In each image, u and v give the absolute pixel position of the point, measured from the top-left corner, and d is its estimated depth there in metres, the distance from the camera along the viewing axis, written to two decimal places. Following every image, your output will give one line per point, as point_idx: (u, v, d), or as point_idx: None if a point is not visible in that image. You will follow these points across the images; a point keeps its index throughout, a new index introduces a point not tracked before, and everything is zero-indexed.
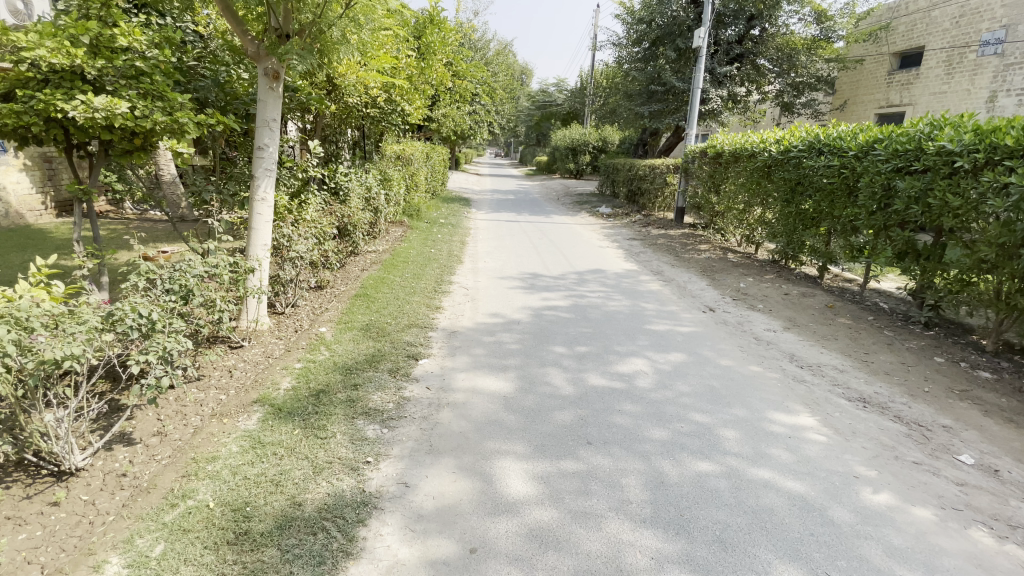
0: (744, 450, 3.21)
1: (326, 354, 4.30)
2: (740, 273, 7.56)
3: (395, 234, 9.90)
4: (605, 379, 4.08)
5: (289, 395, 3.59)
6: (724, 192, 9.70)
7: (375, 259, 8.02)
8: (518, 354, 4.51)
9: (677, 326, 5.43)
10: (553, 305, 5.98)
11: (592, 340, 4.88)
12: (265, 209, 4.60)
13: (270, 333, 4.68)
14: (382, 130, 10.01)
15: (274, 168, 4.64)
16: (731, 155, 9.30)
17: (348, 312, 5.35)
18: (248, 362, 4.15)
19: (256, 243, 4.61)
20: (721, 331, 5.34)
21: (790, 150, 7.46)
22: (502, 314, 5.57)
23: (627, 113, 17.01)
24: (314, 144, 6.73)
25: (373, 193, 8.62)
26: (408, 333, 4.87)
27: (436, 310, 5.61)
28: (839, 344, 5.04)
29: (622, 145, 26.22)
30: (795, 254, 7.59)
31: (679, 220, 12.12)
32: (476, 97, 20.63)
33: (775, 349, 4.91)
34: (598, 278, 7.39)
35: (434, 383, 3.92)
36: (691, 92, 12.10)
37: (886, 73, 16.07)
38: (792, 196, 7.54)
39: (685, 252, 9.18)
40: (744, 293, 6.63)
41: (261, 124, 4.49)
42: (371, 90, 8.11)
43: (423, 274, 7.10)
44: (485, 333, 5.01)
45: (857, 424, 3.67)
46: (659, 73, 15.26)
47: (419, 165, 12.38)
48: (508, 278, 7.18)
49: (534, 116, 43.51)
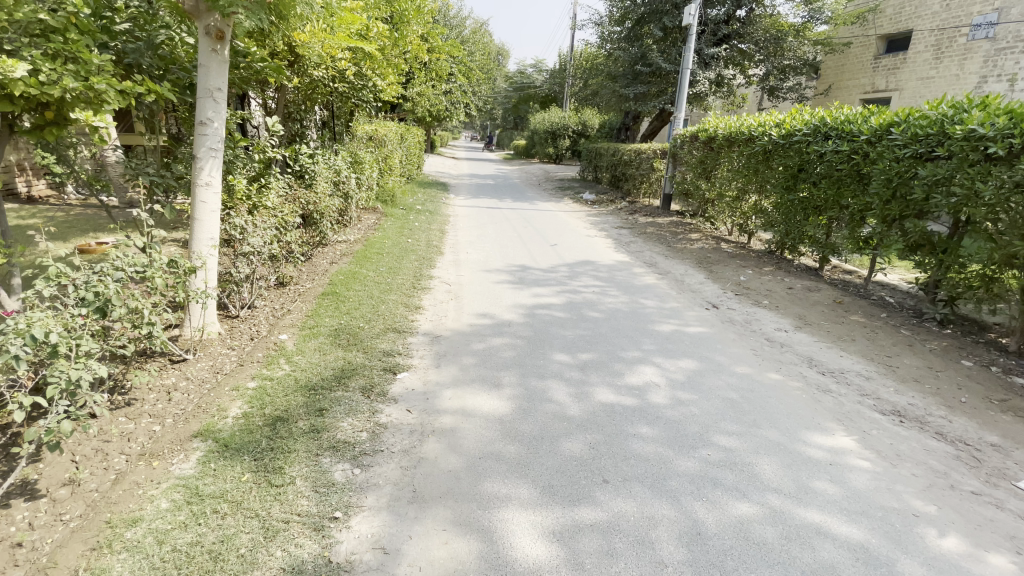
0: (785, 484, 2.76)
1: (286, 368, 3.65)
2: (738, 265, 7.14)
3: (368, 222, 9.17)
4: (613, 394, 3.56)
5: (238, 425, 2.95)
6: (718, 179, 9.26)
7: (346, 251, 7.30)
8: (512, 364, 3.94)
9: (682, 327, 4.94)
10: (546, 303, 5.42)
11: (593, 345, 4.35)
12: (210, 196, 3.88)
13: (221, 343, 4.00)
14: (352, 108, 9.21)
15: (221, 147, 3.90)
16: (724, 139, 8.85)
17: (314, 314, 4.69)
18: (191, 381, 3.49)
19: (199, 238, 3.89)
20: (731, 332, 4.88)
21: (792, 133, 7.02)
22: (490, 314, 5.00)
23: (610, 94, 16.45)
24: (273, 120, 5.94)
25: (342, 178, 7.85)
26: (383, 339, 4.25)
27: (415, 310, 4.99)
28: (857, 346, 4.64)
29: (603, 129, 25.66)
30: (794, 245, 7.21)
31: (666, 207, 11.70)
32: (453, 76, 19.71)
33: (791, 353, 4.47)
34: (590, 270, 6.85)
35: (417, 405, 3.32)
36: (680, 74, 11.55)
37: (872, 58, 15.90)
38: (791, 183, 7.12)
39: (677, 242, 8.73)
40: (746, 287, 6.20)
41: (202, 94, 3.73)
42: (339, 62, 7.38)
43: (399, 268, 6.43)
44: (472, 338, 4.43)
45: (899, 446, 3.26)
46: (645, 53, 14.70)
47: (393, 147, 11.56)
48: (493, 271, 6.59)
49: (512, 98, 42.54)
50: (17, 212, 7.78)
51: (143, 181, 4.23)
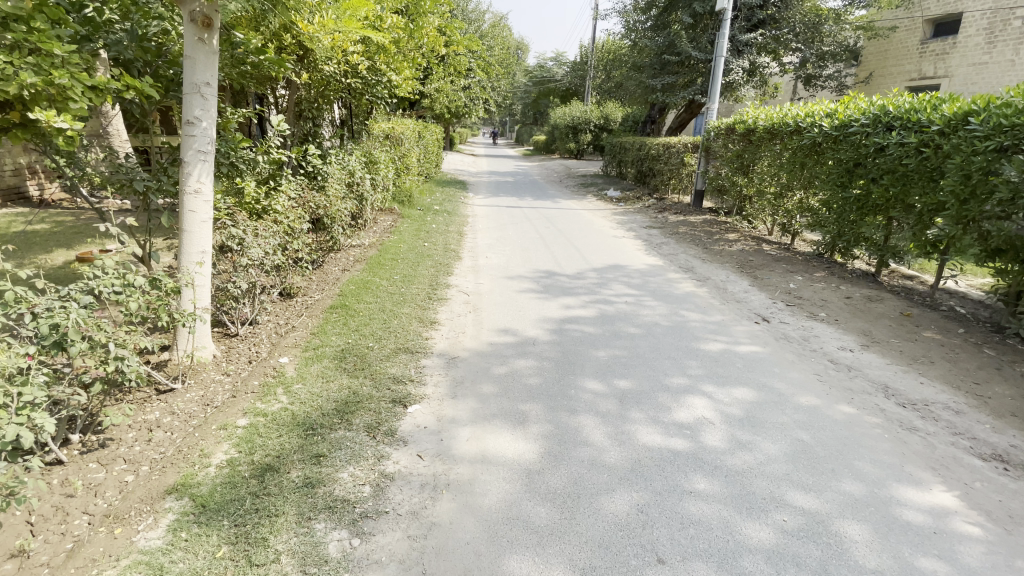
0: (884, 564, 2.20)
1: (283, 401, 3.21)
2: (785, 270, 6.50)
3: (384, 225, 8.77)
4: (658, 435, 3.04)
5: (220, 477, 2.52)
6: (757, 175, 8.57)
7: (360, 256, 6.87)
8: (540, 394, 3.44)
9: (730, 347, 4.37)
10: (575, 316, 4.91)
11: (631, 370, 3.82)
12: (200, 204, 3.46)
13: (214, 368, 3.60)
14: (367, 105, 8.83)
15: (211, 149, 3.49)
16: (765, 131, 8.16)
17: (319, 331, 4.25)
18: (178, 416, 3.09)
19: (188, 250, 3.48)
20: (787, 353, 4.29)
21: (846, 124, 6.31)
22: (513, 330, 4.51)
23: (637, 86, 15.74)
24: (277, 119, 5.53)
25: (355, 179, 7.44)
26: (394, 362, 3.77)
27: (431, 325, 4.52)
28: (938, 370, 4.00)
29: (626, 123, 24.89)
30: (847, 248, 6.52)
31: (698, 204, 11.02)
32: (471, 72, 19.20)
33: (861, 379, 3.87)
34: (621, 277, 6.29)
35: (429, 449, 2.84)
36: (713, 62, 10.83)
37: (919, 43, 14.86)
38: (845, 179, 6.42)
39: (714, 243, 8.08)
40: (796, 296, 5.58)
41: (188, 89, 3.31)
42: (351, 56, 6.97)
43: (414, 276, 5.97)
44: (494, 360, 3.94)
45: (1011, 503, 2.66)
46: (673, 42, 13.95)
47: (411, 145, 11.14)
48: (516, 278, 6.09)
49: (533, 92, 41.84)
50: (27, 217, 7.57)
51: (133, 188, 3.84)
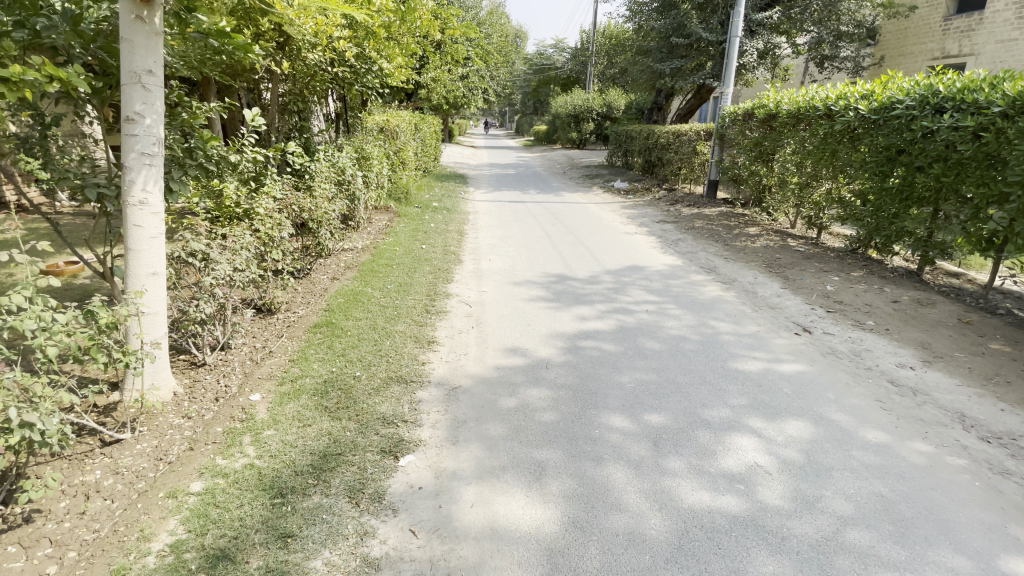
0: None
1: (248, 454, 2.67)
2: (817, 269, 5.92)
3: (380, 225, 8.20)
4: (705, 492, 2.49)
5: (160, 572, 1.99)
6: (780, 163, 7.95)
7: (352, 261, 6.29)
8: (558, 437, 2.88)
9: (773, 365, 3.80)
10: (591, 331, 4.34)
11: (663, 400, 3.25)
12: (149, 217, 2.89)
13: (173, 410, 3.08)
14: (358, 96, 8.22)
15: (158, 151, 2.91)
16: (789, 116, 7.54)
17: (300, 358, 3.68)
18: (122, 478, 2.56)
19: (136, 273, 2.91)
20: (840, 373, 3.71)
21: (888, 106, 5.68)
22: (522, 350, 3.96)
23: (643, 71, 15.04)
24: (252, 113, 4.75)
25: (346, 177, 6.86)
26: (384, 396, 3.22)
27: (429, 346, 3.97)
28: (1019, 392, 3.43)
29: (631, 110, 24.15)
30: (886, 244, 5.93)
31: (712, 195, 10.42)
32: (469, 60, 18.48)
33: (932, 406, 3.30)
34: (639, 280, 5.72)
35: (424, 520, 2.29)
36: (728, 43, 10.15)
37: (942, 19, 14.15)
38: (886, 167, 5.80)
39: (734, 239, 7.50)
40: (836, 300, 5.00)
41: (126, 79, 2.73)
42: (338, 42, 6.37)
43: (411, 284, 5.40)
44: (502, 389, 3.37)
45: None
46: (682, 23, 13.23)
47: (407, 138, 10.53)
48: (523, 284, 5.54)
49: (533, 81, 40.97)
50: None
51: (86, 198, 3.31)
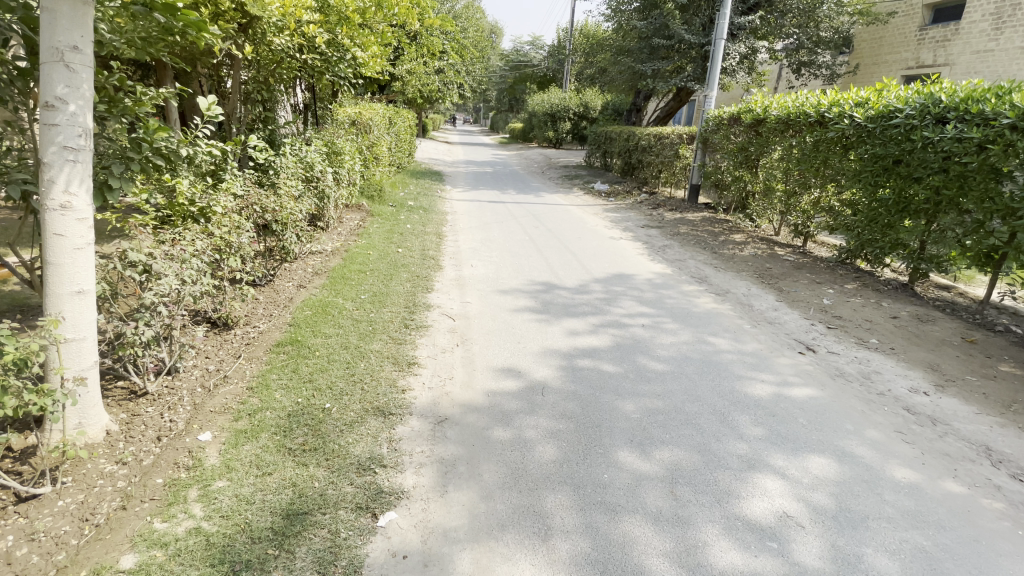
0: None
1: (194, 514, 2.21)
2: (810, 281, 5.75)
3: (351, 224, 7.66)
4: (736, 552, 2.17)
5: None
6: (766, 170, 7.81)
7: (320, 266, 5.77)
8: (562, 482, 2.51)
9: (783, 390, 3.54)
10: (586, 348, 4.00)
11: (673, 433, 2.93)
12: (73, 225, 2.37)
13: (105, 454, 2.57)
14: (329, 85, 7.64)
15: (86, 145, 2.38)
16: (778, 121, 7.39)
17: (259, 386, 3.20)
18: (37, 547, 2.06)
19: (54, 292, 2.38)
20: (854, 401, 3.48)
21: (886, 115, 5.53)
22: (512, 372, 3.57)
23: (624, 71, 14.85)
24: (209, 102, 4.18)
25: (314, 174, 6.32)
26: (358, 433, 2.78)
27: (409, 368, 3.55)
28: None
29: (608, 110, 24.01)
30: (879, 256, 5.80)
31: (695, 199, 10.26)
32: (445, 53, 17.91)
33: (954, 438, 3.10)
34: (630, 290, 5.42)
35: None
36: (713, 45, 9.99)
37: (917, 29, 14.48)
38: (881, 178, 5.65)
39: (722, 246, 7.31)
40: (835, 315, 4.82)
41: (45, 56, 2.19)
42: (308, 27, 5.83)
43: (386, 293, 4.95)
44: (493, 419, 2.98)
45: None
46: (666, 23, 13.05)
47: (381, 133, 9.98)
48: (509, 294, 5.15)
49: (508, 77, 40.56)
50: None
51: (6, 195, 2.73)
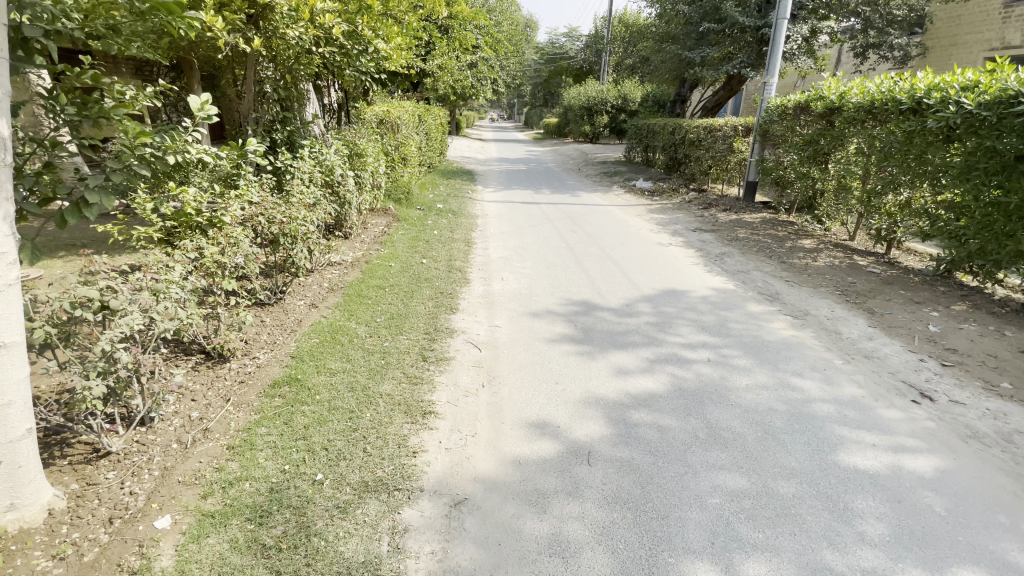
0: None
1: None
2: (906, 300, 4.82)
3: (375, 231, 7.13)
4: None
5: None
6: (840, 166, 6.83)
7: (337, 281, 5.23)
8: None
9: (902, 459, 2.72)
10: (641, 392, 3.27)
11: (766, 533, 2.18)
12: None
13: (41, 545, 2.07)
14: (353, 82, 7.13)
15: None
16: (858, 109, 6.38)
17: (243, 445, 2.64)
18: None
19: None
20: (1003, 478, 2.63)
21: (1005, 100, 4.50)
22: (550, 427, 2.89)
23: (669, 60, 13.87)
24: (201, 101, 3.66)
25: (334, 178, 5.80)
26: (353, 525, 2.15)
27: (424, 420, 2.91)
28: None
29: (648, 102, 22.90)
30: (992, 270, 4.79)
31: (751, 198, 9.29)
32: (478, 48, 17.34)
33: None
34: (687, 311, 4.65)
35: None
36: (774, 26, 8.96)
37: (1003, 5, 12.91)
38: (998, 177, 4.61)
39: (789, 254, 6.40)
40: (948, 348, 3.91)
41: None
42: (323, 17, 5.27)
43: (406, 315, 4.35)
44: (526, 505, 2.31)
45: None
46: (716, 6, 11.98)
47: (410, 132, 9.45)
48: (546, 317, 4.46)
49: (544, 71, 39.66)
50: None
51: None
